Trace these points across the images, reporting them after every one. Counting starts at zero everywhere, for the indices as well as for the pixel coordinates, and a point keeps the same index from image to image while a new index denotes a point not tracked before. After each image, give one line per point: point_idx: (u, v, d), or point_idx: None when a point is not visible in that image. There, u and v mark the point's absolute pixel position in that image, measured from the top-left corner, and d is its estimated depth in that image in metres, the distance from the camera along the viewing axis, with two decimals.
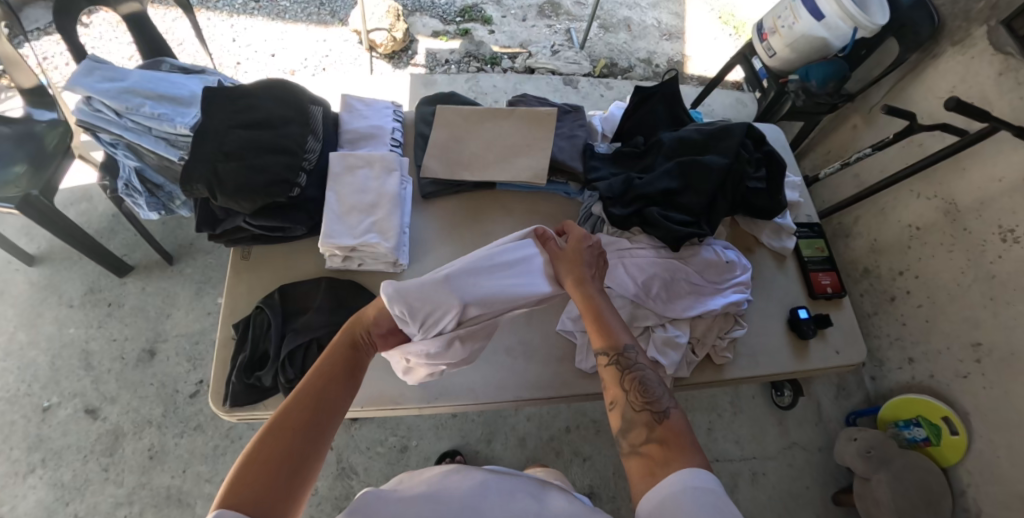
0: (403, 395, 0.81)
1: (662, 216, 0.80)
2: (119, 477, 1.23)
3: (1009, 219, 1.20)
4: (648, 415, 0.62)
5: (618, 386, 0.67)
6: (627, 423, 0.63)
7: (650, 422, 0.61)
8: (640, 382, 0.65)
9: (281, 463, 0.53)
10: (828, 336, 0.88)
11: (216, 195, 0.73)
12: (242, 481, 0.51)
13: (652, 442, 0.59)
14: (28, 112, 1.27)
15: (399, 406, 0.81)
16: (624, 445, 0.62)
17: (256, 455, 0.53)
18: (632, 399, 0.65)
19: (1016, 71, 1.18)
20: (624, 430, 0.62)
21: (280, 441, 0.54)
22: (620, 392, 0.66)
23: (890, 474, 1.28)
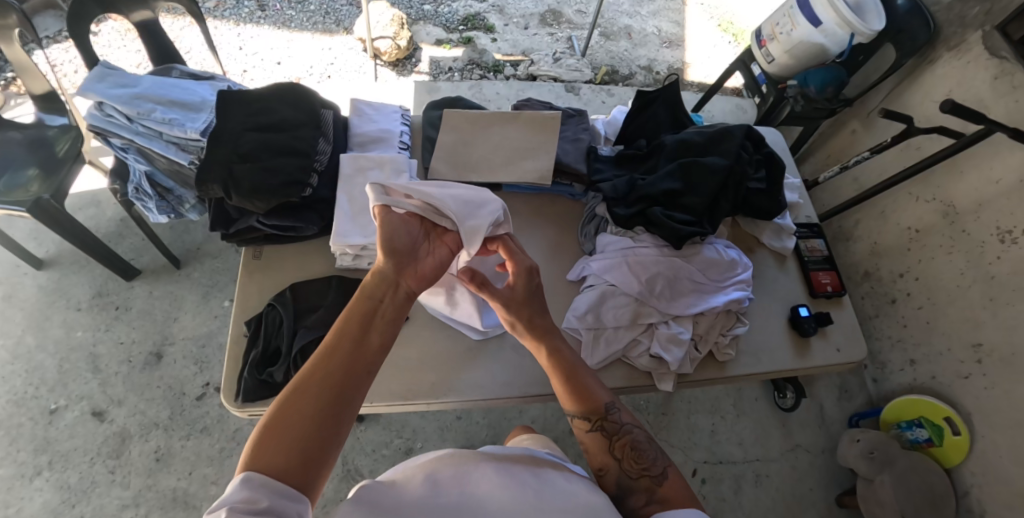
0: (412, 391, 0.82)
1: (665, 216, 0.81)
2: (125, 479, 1.24)
3: (1007, 220, 1.22)
4: (647, 480, 0.66)
5: (607, 453, 0.69)
6: (629, 491, 0.66)
7: (650, 485, 0.65)
8: (632, 448, 0.69)
9: (312, 433, 0.52)
10: (829, 334, 0.89)
11: (231, 195, 0.74)
12: (268, 453, 0.50)
13: (654, 503, 0.63)
14: (40, 118, 1.30)
15: (408, 402, 0.81)
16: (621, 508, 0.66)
17: (279, 422, 0.51)
18: (625, 465, 0.68)
19: (1011, 74, 1.21)
20: (621, 496, 0.66)
21: (306, 404, 0.52)
22: (610, 460, 0.69)
23: (894, 475, 1.29)
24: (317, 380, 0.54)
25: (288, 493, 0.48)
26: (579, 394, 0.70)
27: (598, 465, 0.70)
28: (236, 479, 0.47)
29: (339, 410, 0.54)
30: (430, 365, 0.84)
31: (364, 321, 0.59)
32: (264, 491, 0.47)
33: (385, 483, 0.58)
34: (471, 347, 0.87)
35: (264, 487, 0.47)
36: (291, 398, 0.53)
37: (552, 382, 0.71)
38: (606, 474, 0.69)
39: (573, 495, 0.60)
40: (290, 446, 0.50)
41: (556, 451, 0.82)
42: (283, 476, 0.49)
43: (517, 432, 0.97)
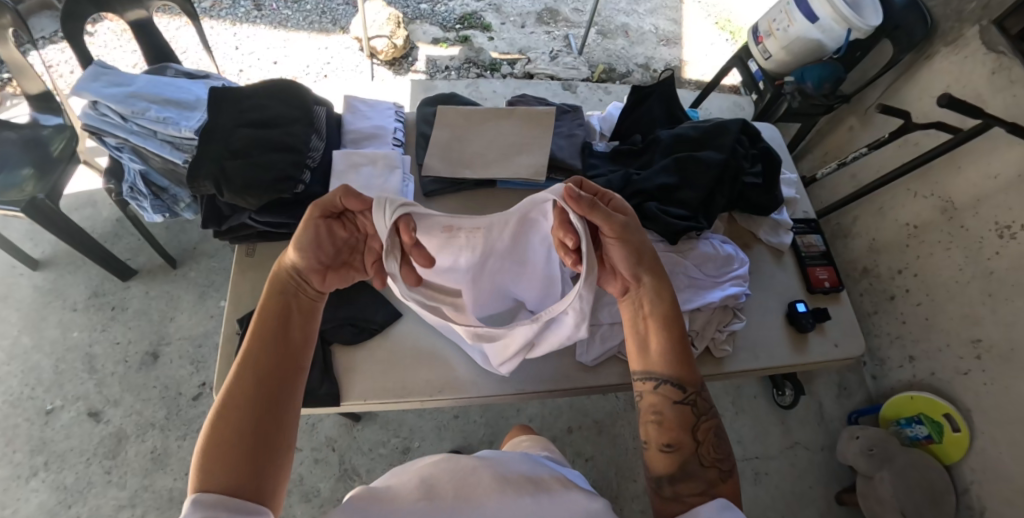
0: (406, 388, 0.81)
1: (660, 211, 0.80)
2: (122, 479, 1.24)
3: (1006, 215, 1.23)
4: (714, 471, 0.63)
5: (687, 431, 0.65)
6: (689, 474, 0.62)
7: (716, 479, 0.62)
8: (715, 436, 0.65)
9: (252, 440, 0.55)
10: (827, 330, 0.89)
11: (223, 191, 0.74)
12: (216, 470, 0.52)
13: (710, 498, 0.60)
14: (34, 118, 1.29)
15: (403, 399, 0.80)
16: (667, 488, 0.62)
17: (215, 443, 0.54)
18: (701, 451, 0.64)
19: (1009, 69, 1.21)
20: (676, 476, 0.62)
21: (238, 421, 0.56)
22: (687, 439, 0.65)
23: (894, 472, 1.28)
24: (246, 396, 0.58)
25: (248, 504, 0.51)
26: (675, 357, 0.66)
27: (668, 441, 0.65)
28: (189, 504, 0.48)
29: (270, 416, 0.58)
30: (424, 362, 0.83)
31: (279, 329, 0.63)
32: (220, 507, 0.49)
33: (381, 489, 0.58)
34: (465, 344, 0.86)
35: (219, 504, 0.49)
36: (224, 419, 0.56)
37: (655, 336, 0.67)
38: (677, 451, 0.64)
39: (572, 500, 0.60)
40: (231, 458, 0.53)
41: (554, 454, 0.80)
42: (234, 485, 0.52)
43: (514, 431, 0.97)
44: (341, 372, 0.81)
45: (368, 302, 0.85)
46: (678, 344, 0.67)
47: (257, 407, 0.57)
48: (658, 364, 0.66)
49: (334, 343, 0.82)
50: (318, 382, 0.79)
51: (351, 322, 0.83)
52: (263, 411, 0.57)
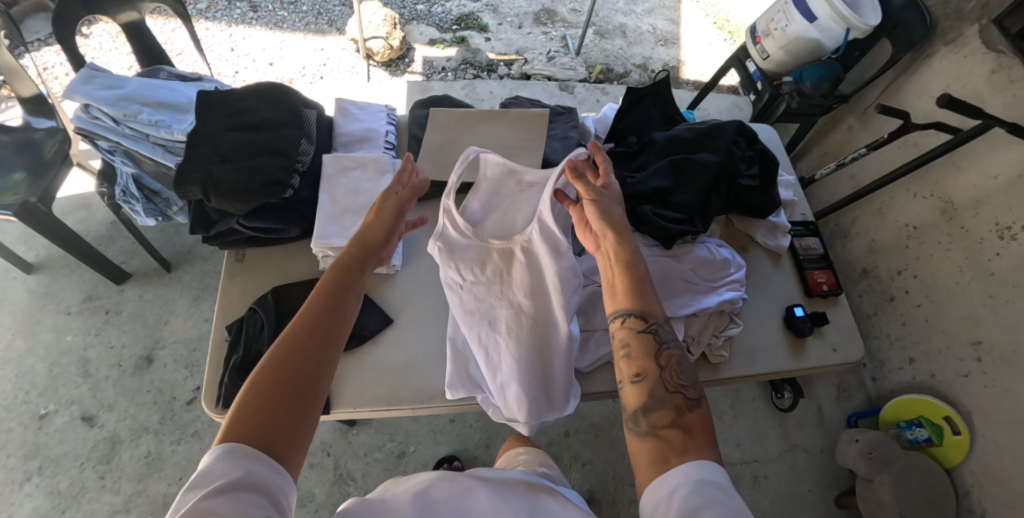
0: (397, 397, 0.80)
1: (655, 215, 0.78)
2: (116, 484, 1.23)
3: (1006, 217, 1.22)
4: (678, 400, 0.60)
5: (651, 362, 0.63)
6: (656, 403, 0.60)
7: (681, 406, 0.60)
8: (679, 370, 0.63)
9: (278, 395, 0.51)
10: (825, 334, 0.87)
11: (211, 197, 0.73)
12: (243, 421, 0.49)
13: (678, 428, 0.58)
14: (27, 121, 1.28)
15: (394, 407, 0.80)
16: (640, 423, 0.60)
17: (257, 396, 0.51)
18: (665, 377, 0.62)
19: (1009, 68, 1.20)
20: (647, 409, 0.60)
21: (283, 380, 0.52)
22: (651, 368, 0.63)
23: (893, 475, 1.28)
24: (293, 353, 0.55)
25: (269, 462, 0.48)
26: (639, 293, 0.65)
27: (636, 372, 0.63)
28: (216, 451, 0.47)
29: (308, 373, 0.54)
30: (416, 369, 0.83)
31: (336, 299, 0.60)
32: (247, 461, 0.46)
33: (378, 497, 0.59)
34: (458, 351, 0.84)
35: (248, 456, 0.47)
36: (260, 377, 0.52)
37: (616, 276, 0.67)
38: (643, 381, 0.62)
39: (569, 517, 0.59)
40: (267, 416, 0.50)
41: (551, 470, 0.80)
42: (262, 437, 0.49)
43: (510, 439, 0.92)
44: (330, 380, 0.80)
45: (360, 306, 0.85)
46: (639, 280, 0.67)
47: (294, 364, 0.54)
48: (622, 299, 0.65)
49: None
50: None
51: (341, 330, 0.82)
52: (297, 368, 0.53)
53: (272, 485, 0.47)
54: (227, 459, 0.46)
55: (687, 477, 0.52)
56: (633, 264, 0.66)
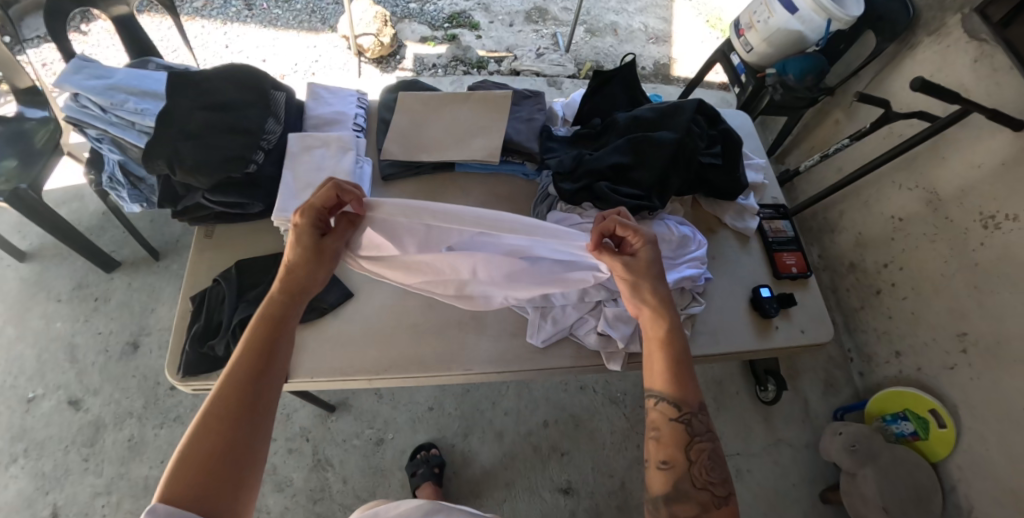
0: (353, 366, 0.76)
1: (610, 190, 0.77)
2: (99, 467, 1.25)
3: (990, 205, 1.20)
4: (705, 494, 0.60)
5: (680, 450, 0.63)
6: (684, 489, 0.60)
7: (708, 503, 0.60)
8: (707, 459, 0.62)
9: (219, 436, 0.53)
10: (793, 315, 0.86)
11: (175, 170, 0.75)
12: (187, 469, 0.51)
13: None
14: (19, 111, 1.31)
15: (345, 378, 0.76)
16: (664, 510, 0.60)
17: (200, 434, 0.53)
18: (694, 471, 0.61)
19: (991, 57, 1.20)
20: (671, 497, 0.60)
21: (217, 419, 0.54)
22: (681, 456, 0.62)
23: (877, 469, 1.26)
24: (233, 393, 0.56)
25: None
26: (682, 379, 0.64)
27: (663, 458, 0.63)
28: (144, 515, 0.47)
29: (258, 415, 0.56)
30: (374, 340, 0.79)
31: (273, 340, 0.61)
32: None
33: None
34: (412, 324, 0.81)
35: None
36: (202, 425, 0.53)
37: (650, 358, 0.67)
38: (671, 469, 0.61)
39: None
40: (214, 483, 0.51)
41: None
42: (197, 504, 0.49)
43: None
44: None
45: None
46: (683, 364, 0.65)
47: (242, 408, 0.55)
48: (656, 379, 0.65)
49: None
50: None
51: None
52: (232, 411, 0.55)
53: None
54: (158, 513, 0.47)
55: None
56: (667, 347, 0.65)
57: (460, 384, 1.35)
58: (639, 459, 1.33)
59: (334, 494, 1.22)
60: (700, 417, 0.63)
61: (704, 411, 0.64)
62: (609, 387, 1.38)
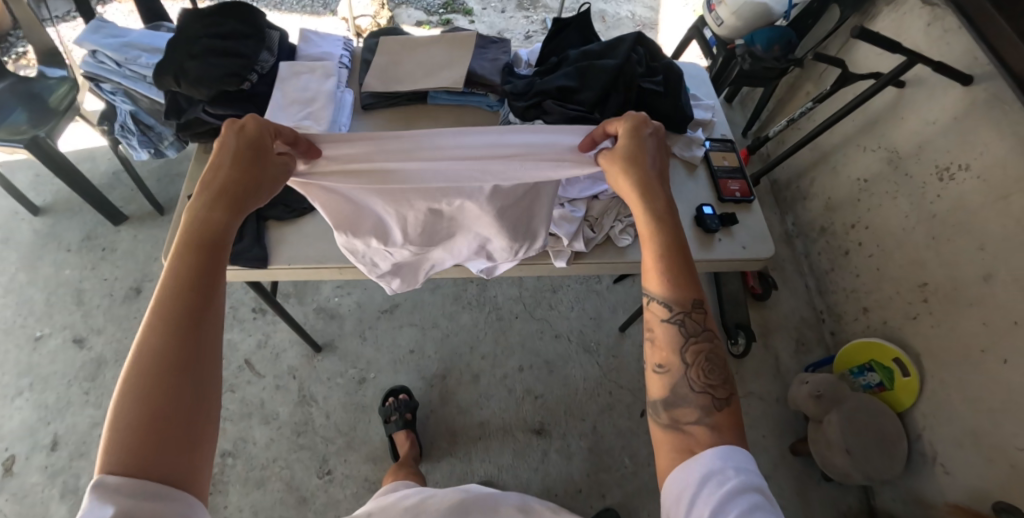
0: (326, 256, 0.85)
1: (558, 107, 0.86)
2: (99, 399, 1.33)
3: (945, 158, 1.26)
4: (705, 399, 0.55)
5: (676, 354, 0.58)
6: (681, 394, 0.56)
7: (709, 407, 0.55)
8: (706, 363, 0.57)
9: (158, 385, 0.43)
10: (735, 233, 0.92)
11: (181, 85, 0.86)
12: (124, 429, 0.41)
13: (704, 429, 0.54)
14: (41, 71, 1.43)
15: (319, 267, 0.85)
16: (663, 416, 0.57)
17: (136, 385, 0.43)
18: (691, 376, 0.57)
19: (942, 19, 1.27)
20: (670, 403, 0.56)
21: (146, 363, 0.43)
22: (676, 360, 0.58)
23: (841, 414, 1.30)
24: (160, 327, 0.45)
25: (166, 486, 0.41)
26: (674, 273, 0.58)
27: (658, 362, 0.59)
28: (90, 496, 0.38)
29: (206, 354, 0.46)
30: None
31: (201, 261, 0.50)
32: (133, 495, 0.39)
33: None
34: None
35: (129, 491, 0.39)
36: (139, 373, 0.43)
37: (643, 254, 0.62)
38: (665, 374, 0.57)
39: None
40: (170, 439, 0.42)
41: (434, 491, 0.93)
42: (151, 466, 0.41)
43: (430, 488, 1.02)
44: (270, 243, 0.85)
45: None
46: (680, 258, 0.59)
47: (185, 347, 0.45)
48: (650, 275, 0.60)
49: (269, 219, 0.86)
50: (247, 247, 0.83)
51: (283, 203, 0.86)
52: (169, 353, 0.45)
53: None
54: (100, 497, 0.38)
55: (725, 464, 0.51)
56: (654, 237, 0.60)
57: (440, 330, 1.42)
58: (611, 405, 1.37)
59: (316, 426, 1.29)
60: (695, 316, 0.58)
61: (701, 309, 0.58)
62: (583, 336, 1.44)
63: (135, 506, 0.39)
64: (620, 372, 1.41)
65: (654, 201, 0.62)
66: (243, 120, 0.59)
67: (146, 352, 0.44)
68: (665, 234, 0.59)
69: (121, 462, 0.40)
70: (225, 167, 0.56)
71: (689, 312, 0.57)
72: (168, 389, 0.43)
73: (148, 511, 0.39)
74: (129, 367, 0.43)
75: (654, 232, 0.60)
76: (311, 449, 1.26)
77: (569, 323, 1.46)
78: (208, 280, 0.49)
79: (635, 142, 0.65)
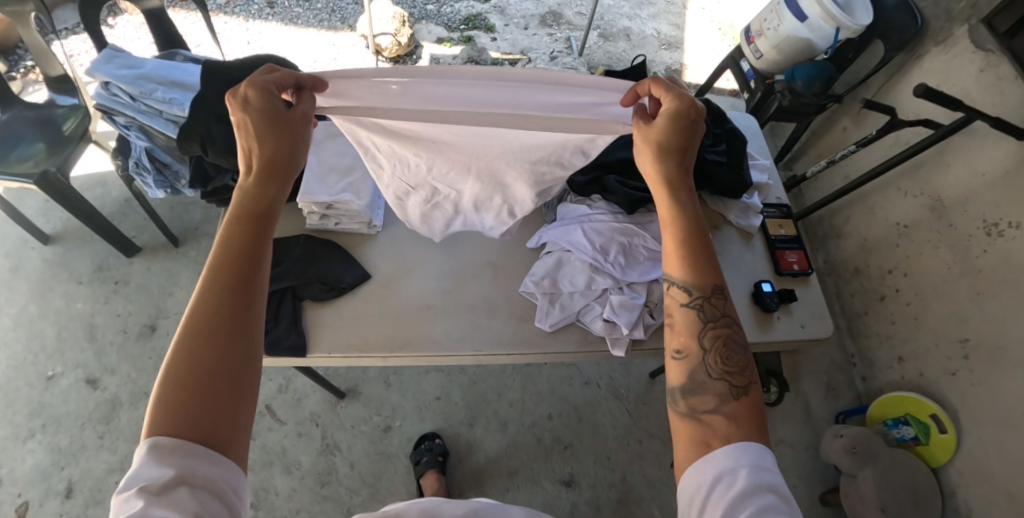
0: (370, 342, 0.81)
1: (619, 183, 0.82)
2: (114, 444, 1.29)
3: (993, 213, 1.22)
4: (723, 384, 0.53)
5: (693, 337, 0.56)
6: (698, 379, 0.54)
7: (726, 393, 0.53)
8: (724, 347, 0.55)
9: (209, 346, 0.47)
10: (793, 311, 0.89)
11: (208, 151, 0.83)
12: (173, 390, 0.44)
13: (721, 417, 0.52)
14: (50, 98, 1.36)
15: (361, 354, 0.81)
16: (680, 405, 0.55)
17: (188, 343, 0.46)
18: (708, 362, 0.55)
19: (996, 66, 1.22)
20: (687, 389, 0.54)
21: (198, 325, 0.47)
22: (694, 345, 0.56)
23: (876, 470, 1.27)
24: (211, 294, 0.49)
25: (209, 451, 0.43)
26: (695, 259, 0.57)
27: (676, 347, 0.57)
28: (143, 455, 0.42)
29: (247, 315, 0.49)
30: (388, 319, 0.84)
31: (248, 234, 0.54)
32: (178, 455, 0.42)
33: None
34: (427, 305, 0.86)
35: (176, 451, 0.42)
36: (188, 331, 0.47)
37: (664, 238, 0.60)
38: (684, 359, 0.56)
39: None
40: (210, 400, 0.45)
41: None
42: (196, 429, 0.44)
43: None
44: (309, 325, 0.82)
45: (337, 263, 0.87)
46: (700, 244, 0.59)
47: (232, 307, 0.49)
48: (671, 261, 0.59)
49: (305, 298, 0.83)
50: (285, 333, 0.80)
51: (321, 281, 0.84)
52: (220, 315, 0.48)
53: (222, 486, 0.43)
54: (149, 460, 0.41)
55: (737, 462, 0.48)
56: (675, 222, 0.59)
57: (466, 375, 1.38)
58: (640, 454, 1.34)
59: (339, 477, 1.25)
60: (714, 302, 0.56)
61: (722, 296, 0.56)
62: (612, 382, 1.41)
63: (187, 468, 0.42)
64: (649, 420, 1.38)
65: (678, 190, 0.61)
66: (242, 90, 0.56)
67: (197, 316, 0.48)
68: (689, 222, 0.59)
69: (168, 425, 0.43)
70: (267, 147, 0.57)
71: (708, 297, 0.56)
72: (217, 349, 0.47)
73: (195, 474, 0.42)
74: (180, 328, 0.47)
75: (673, 219, 0.60)
76: (334, 501, 1.23)
77: (598, 368, 1.43)
78: (254, 251, 0.53)
79: (670, 109, 0.59)
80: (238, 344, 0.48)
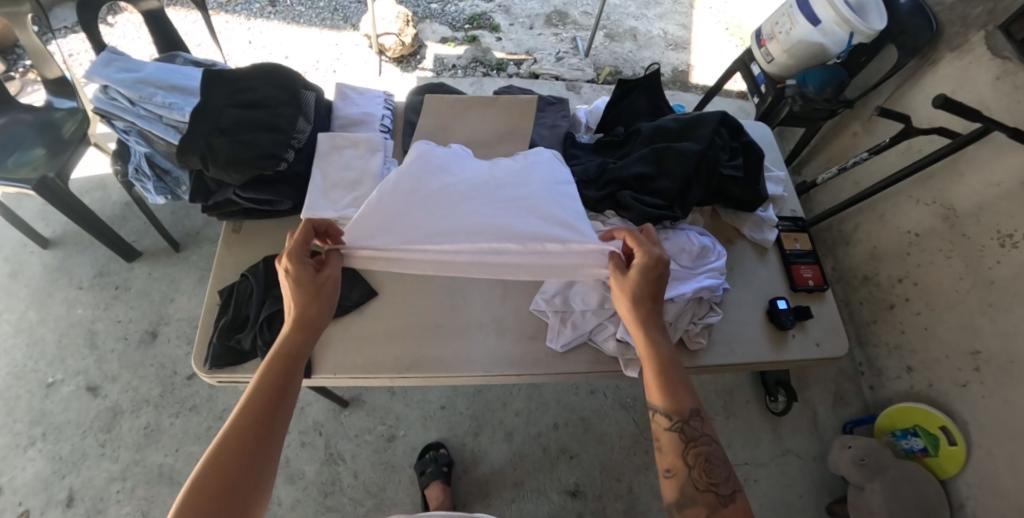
0: (378, 363, 0.80)
1: (634, 199, 0.82)
2: (115, 452, 1.28)
3: (1008, 224, 1.19)
4: (711, 495, 0.59)
5: (679, 456, 0.61)
6: (689, 497, 0.59)
7: (715, 503, 0.58)
8: (707, 461, 0.60)
9: (229, 473, 0.53)
10: (808, 328, 0.87)
11: (208, 165, 0.79)
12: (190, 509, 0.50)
13: None
14: (49, 101, 1.34)
15: (370, 375, 0.80)
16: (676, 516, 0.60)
17: (210, 469, 0.53)
18: (694, 476, 0.60)
19: (1014, 74, 1.19)
20: (682, 505, 0.59)
21: (221, 453, 0.54)
22: (681, 462, 0.61)
23: (884, 483, 1.25)
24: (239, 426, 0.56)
25: None
26: (669, 385, 0.63)
27: (666, 466, 0.62)
28: None
29: (264, 451, 0.56)
30: (395, 338, 0.82)
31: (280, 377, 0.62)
32: None
33: None
34: (435, 324, 0.84)
35: None
36: (214, 453, 0.54)
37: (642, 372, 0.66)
38: (673, 477, 0.61)
39: None
40: None
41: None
42: None
43: None
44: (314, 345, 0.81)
45: (343, 279, 0.85)
46: (673, 372, 0.64)
47: (252, 439, 0.56)
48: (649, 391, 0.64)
49: None
50: None
51: None
52: (245, 447, 0.55)
53: None
54: None
55: None
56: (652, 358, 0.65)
57: (472, 383, 1.37)
58: (647, 465, 1.33)
59: (343, 488, 1.24)
60: (694, 422, 0.62)
61: (698, 417, 0.62)
62: (619, 391, 1.40)
63: None
64: None
65: (652, 329, 0.67)
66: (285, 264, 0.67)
67: (225, 441, 0.55)
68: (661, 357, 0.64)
69: None
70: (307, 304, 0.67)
71: (687, 419, 0.61)
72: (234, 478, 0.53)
73: None
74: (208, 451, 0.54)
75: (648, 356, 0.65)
76: (338, 511, 1.22)
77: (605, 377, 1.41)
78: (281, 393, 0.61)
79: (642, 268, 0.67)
80: (246, 481, 0.54)
